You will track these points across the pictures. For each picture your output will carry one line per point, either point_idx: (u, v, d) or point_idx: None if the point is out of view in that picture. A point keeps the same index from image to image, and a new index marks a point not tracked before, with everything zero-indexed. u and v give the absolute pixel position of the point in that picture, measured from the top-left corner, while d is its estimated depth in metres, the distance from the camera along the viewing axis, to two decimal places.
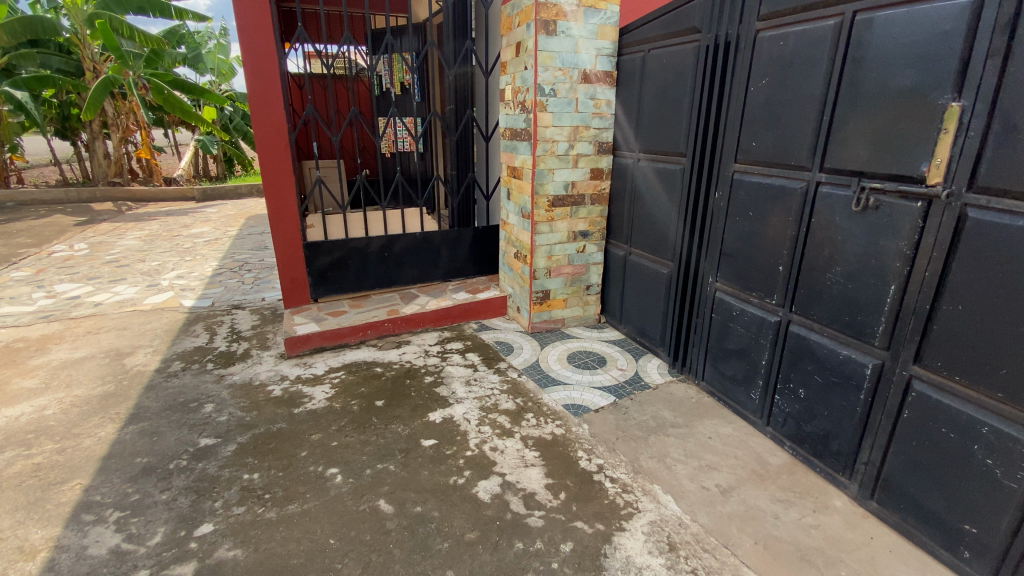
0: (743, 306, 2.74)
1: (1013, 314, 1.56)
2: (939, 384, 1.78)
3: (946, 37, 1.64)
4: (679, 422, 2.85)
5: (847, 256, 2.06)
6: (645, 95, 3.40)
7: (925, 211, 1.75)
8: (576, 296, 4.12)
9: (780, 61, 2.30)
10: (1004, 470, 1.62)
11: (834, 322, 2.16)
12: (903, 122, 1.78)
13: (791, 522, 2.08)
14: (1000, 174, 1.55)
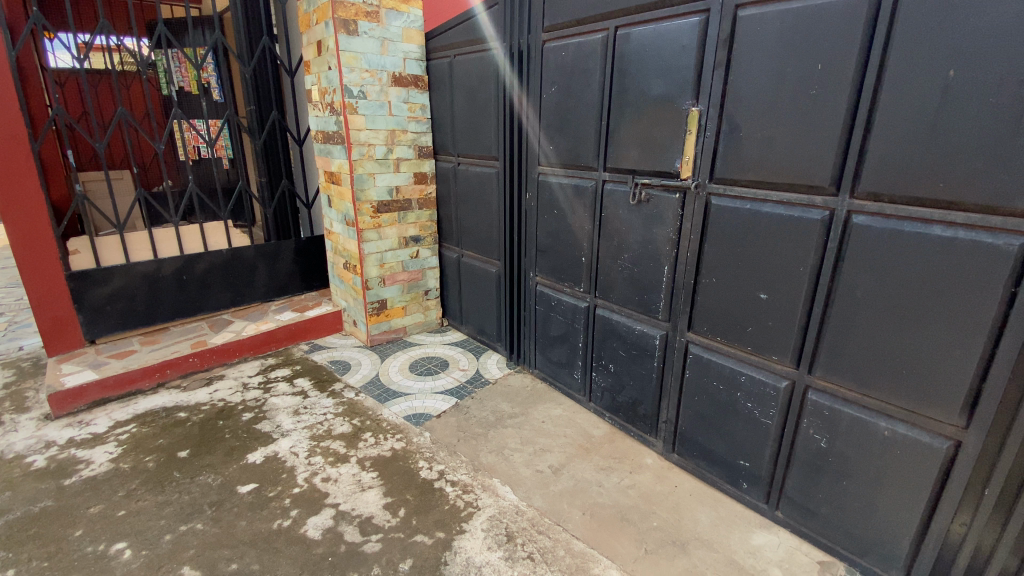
0: (559, 296, 2.95)
1: (751, 281, 1.87)
2: (708, 345, 2.11)
3: (684, 50, 1.91)
4: (515, 412, 2.97)
5: (631, 243, 2.34)
6: (456, 100, 3.45)
7: (682, 201, 2.06)
8: (415, 302, 4.03)
9: (565, 70, 2.52)
10: (759, 410, 1.96)
11: (629, 303, 2.44)
12: (661, 125, 2.05)
13: (613, 487, 2.29)
14: (730, 167, 1.84)
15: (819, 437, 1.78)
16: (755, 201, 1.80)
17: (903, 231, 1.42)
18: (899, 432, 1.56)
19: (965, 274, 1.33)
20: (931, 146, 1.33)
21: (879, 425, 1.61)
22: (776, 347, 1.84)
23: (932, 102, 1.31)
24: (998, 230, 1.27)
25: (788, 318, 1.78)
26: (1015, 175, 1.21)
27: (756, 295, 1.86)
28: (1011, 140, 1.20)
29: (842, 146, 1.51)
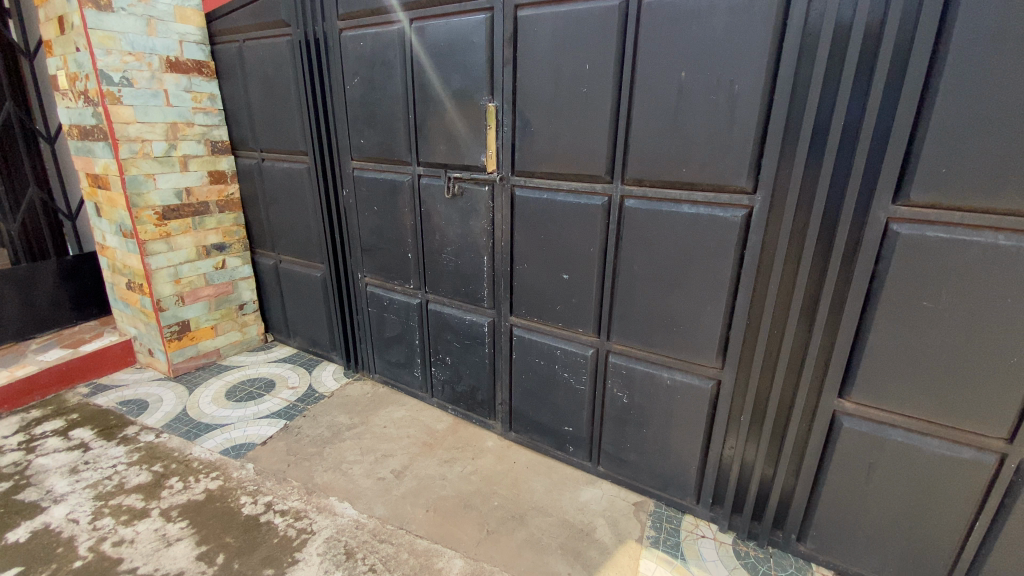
0: (389, 295, 2.87)
1: (554, 263, 2.02)
2: (528, 325, 2.24)
3: (475, 47, 1.97)
4: (354, 422, 2.81)
5: (451, 236, 2.36)
6: (251, 90, 3.10)
7: (491, 193, 2.14)
8: (228, 319, 3.56)
9: (365, 60, 2.43)
10: (575, 377, 2.15)
11: (457, 294, 2.47)
12: (463, 120, 2.10)
13: (456, 477, 2.32)
14: (527, 158, 1.96)
15: (622, 394, 2.02)
16: (551, 189, 1.94)
17: (663, 211, 1.66)
18: (677, 379, 1.85)
19: (707, 242, 1.61)
20: (675, 137, 1.56)
21: (663, 376, 1.88)
22: (581, 320, 2.03)
23: (670, 99, 1.54)
24: (726, 205, 1.55)
25: (587, 294, 1.97)
26: (731, 158, 1.48)
27: (560, 275, 2.03)
28: (726, 130, 1.47)
29: (612, 137, 1.70)
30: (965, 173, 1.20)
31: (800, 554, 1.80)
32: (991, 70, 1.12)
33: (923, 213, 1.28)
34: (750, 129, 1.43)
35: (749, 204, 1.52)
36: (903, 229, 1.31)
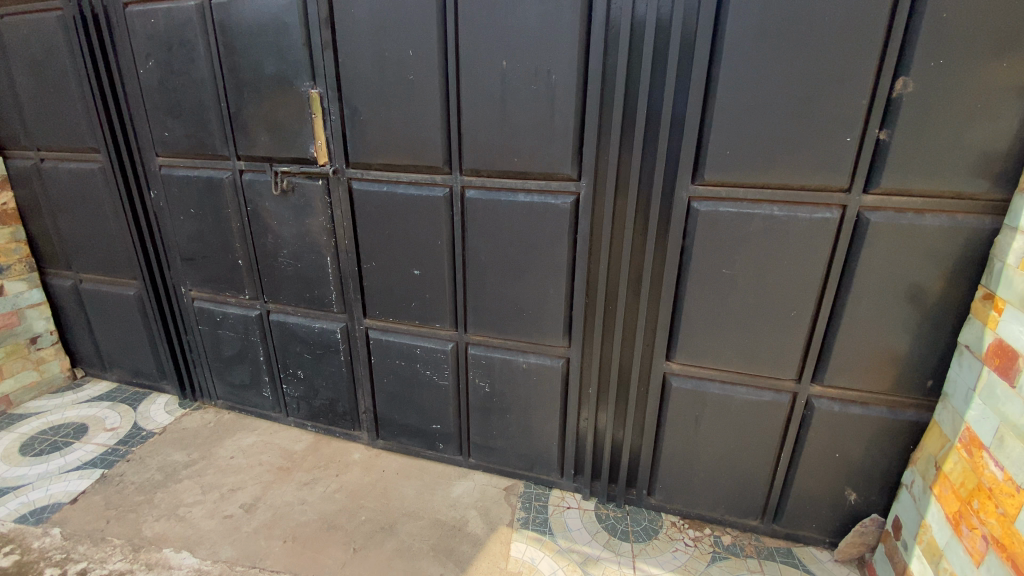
0: (222, 309, 2.54)
1: (401, 258, 1.93)
2: (382, 327, 2.11)
3: (288, 29, 1.79)
4: (192, 458, 2.45)
5: (287, 238, 2.14)
6: (12, 75, 2.51)
7: (326, 187, 1.96)
8: (16, 357, 2.86)
9: (158, 40, 2.09)
10: (437, 374, 2.07)
11: (301, 301, 2.25)
12: (285, 109, 1.90)
13: (317, 498, 2.14)
14: (359, 150, 1.83)
15: (484, 383, 2.01)
16: (389, 182, 1.84)
17: (501, 200, 1.67)
18: (532, 362, 1.89)
19: (543, 228, 1.66)
20: (504, 125, 1.57)
21: (519, 360, 1.91)
22: (435, 316, 1.97)
23: (495, 88, 1.54)
24: (556, 191, 1.61)
25: (439, 287, 1.91)
26: (556, 146, 1.54)
27: (411, 271, 1.93)
28: (548, 119, 1.52)
29: (444, 125, 1.66)
30: (744, 155, 1.37)
31: (652, 506, 1.97)
32: (757, 64, 1.29)
33: (716, 190, 1.44)
34: (570, 118, 1.49)
35: (576, 191, 1.59)
36: (703, 206, 1.46)
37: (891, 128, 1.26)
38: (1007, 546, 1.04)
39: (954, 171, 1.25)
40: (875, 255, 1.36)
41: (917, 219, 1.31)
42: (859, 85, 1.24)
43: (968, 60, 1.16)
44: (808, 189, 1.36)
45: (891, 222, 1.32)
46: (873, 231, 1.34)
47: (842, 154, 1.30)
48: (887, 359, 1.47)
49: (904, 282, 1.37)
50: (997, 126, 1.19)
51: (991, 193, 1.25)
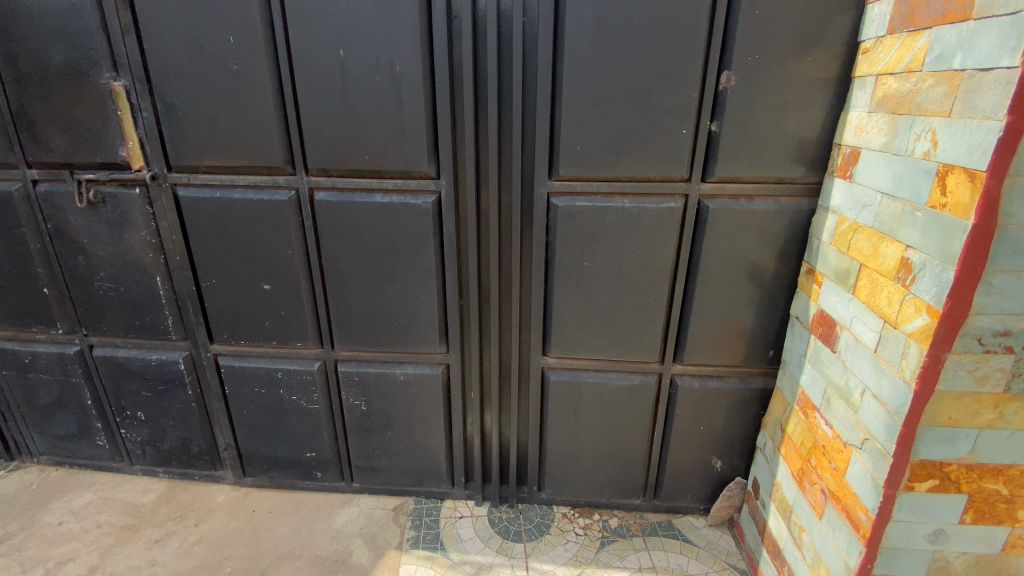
0: (32, 348, 2.06)
1: (248, 272, 1.69)
2: (233, 352, 1.86)
3: (74, 8, 1.48)
4: (7, 532, 1.98)
5: (103, 258, 1.80)
6: None
7: (147, 196, 1.67)
8: None
9: None
10: (305, 400, 1.86)
11: (131, 330, 1.92)
12: (81, 104, 1.58)
13: (171, 557, 1.85)
14: (182, 151, 1.57)
15: (359, 402, 1.83)
16: (223, 186, 1.60)
17: (355, 202, 1.53)
18: (410, 373, 1.75)
19: (405, 230, 1.54)
20: (350, 120, 1.44)
21: (395, 372, 1.76)
22: (296, 334, 1.75)
23: (335, 80, 1.40)
24: (415, 191, 1.50)
25: (296, 301, 1.70)
26: (408, 143, 1.44)
27: (261, 286, 1.70)
28: (397, 113, 1.41)
29: (282, 122, 1.48)
30: (592, 148, 1.38)
31: (543, 501, 1.96)
32: (597, 57, 1.30)
33: (571, 185, 1.44)
34: (420, 112, 1.40)
35: (436, 189, 1.50)
36: (561, 201, 1.45)
37: (720, 120, 1.34)
38: (841, 499, 1.14)
39: (775, 160, 1.36)
40: (717, 239, 1.45)
41: (749, 204, 1.41)
42: (689, 79, 1.30)
43: (779, 55, 1.27)
44: (655, 181, 1.41)
45: (727, 208, 1.41)
46: (713, 217, 1.42)
47: (681, 145, 1.36)
48: (737, 334, 1.58)
49: (744, 262, 1.48)
50: (807, 115, 1.31)
51: (806, 177, 1.38)
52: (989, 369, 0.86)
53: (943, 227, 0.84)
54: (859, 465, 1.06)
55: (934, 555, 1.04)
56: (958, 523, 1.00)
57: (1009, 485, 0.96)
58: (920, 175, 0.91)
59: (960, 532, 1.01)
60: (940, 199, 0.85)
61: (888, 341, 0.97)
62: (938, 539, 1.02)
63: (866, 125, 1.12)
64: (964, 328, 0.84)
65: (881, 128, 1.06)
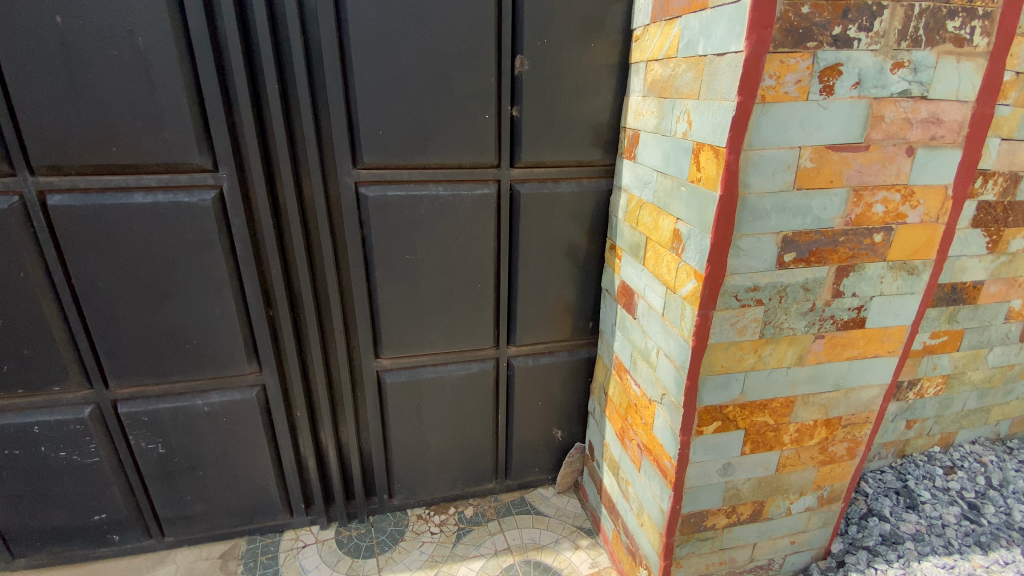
0: None
1: None
2: None
3: None
4: None
5: None
6: None
7: None
8: None
9: None
10: (78, 454, 1.51)
11: None
12: None
13: None
14: None
15: (155, 444, 1.54)
16: None
17: (108, 205, 1.24)
18: (215, 403, 1.52)
19: (184, 234, 1.31)
20: (87, 104, 1.16)
21: (197, 404, 1.51)
22: (52, 375, 1.40)
23: (55, 54, 1.12)
24: (189, 187, 1.28)
25: (42, 335, 1.35)
26: (172, 132, 1.21)
27: None
28: (152, 97, 1.18)
29: None
30: (395, 135, 1.30)
31: (395, 508, 1.87)
32: (387, 37, 1.21)
33: (380, 174, 1.34)
34: (182, 96, 1.19)
35: (217, 184, 1.29)
36: (369, 191, 1.35)
37: (520, 105, 1.36)
38: (652, 451, 1.25)
39: (574, 142, 1.43)
40: (532, 222, 1.48)
41: (555, 186, 1.47)
42: (485, 62, 1.29)
43: (565, 41, 1.31)
44: (465, 167, 1.38)
45: (537, 191, 1.45)
46: (526, 201, 1.45)
47: (485, 131, 1.35)
48: (561, 310, 1.65)
49: (559, 242, 1.54)
50: (597, 100, 1.39)
51: (603, 159, 1.47)
52: (745, 320, 0.99)
53: (701, 199, 0.93)
54: (661, 419, 1.18)
55: (726, 485, 1.19)
56: (740, 455, 1.16)
57: (773, 416, 1.13)
58: (682, 154, 0.99)
59: (743, 462, 1.17)
60: (697, 174, 0.94)
61: (672, 305, 1.07)
62: (727, 471, 1.17)
63: (642, 108, 1.21)
64: (723, 288, 0.95)
65: (653, 110, 1.14)
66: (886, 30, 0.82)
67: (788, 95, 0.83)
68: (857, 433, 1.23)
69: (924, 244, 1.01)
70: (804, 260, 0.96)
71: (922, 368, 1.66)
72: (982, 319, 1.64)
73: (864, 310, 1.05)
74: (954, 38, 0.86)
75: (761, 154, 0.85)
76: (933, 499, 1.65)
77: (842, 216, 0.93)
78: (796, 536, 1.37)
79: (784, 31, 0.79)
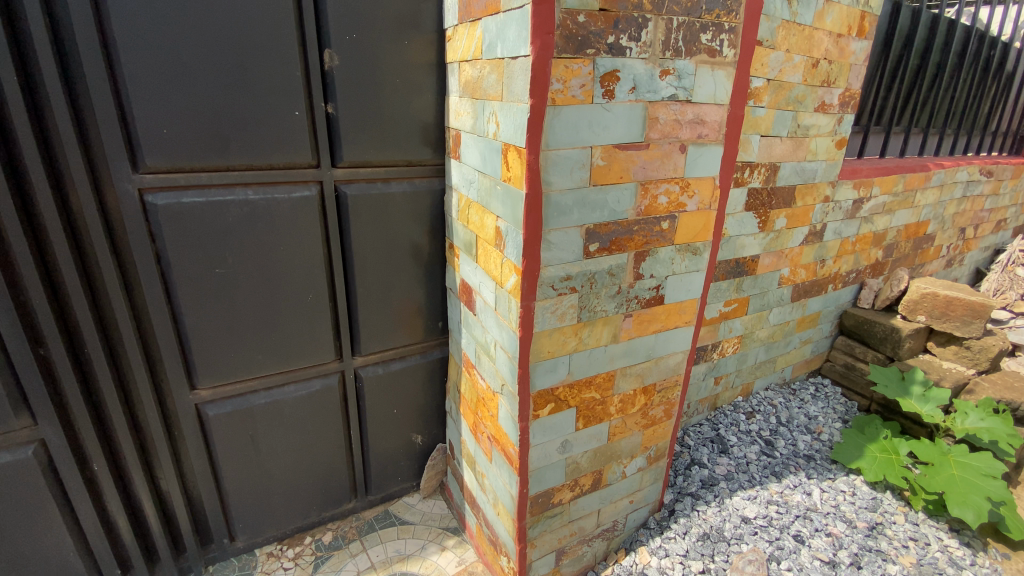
0: None
1: None
2: None
3: None
4: None
5: None
6: None
7: None
8: None
9: None
10: None
11: None
12: None
13: None
14: None
15: None
16: None
17: None
18: None
19: None
20: None
21: None
22: None
23: None
24: None
25: None
26: None
27: None
28: None
29: None
30: (187, 135, 1.16)
31: (241, 550, 1.68)
32: (164, 24, 1.07)
33: (171, 179, 1.18)
34: None
35: None
36: (158, 200, 1.18)
37: (335, 102, 1.29)
38: (498, 441, 1.29)
39: (400, 142, 1.40)
40: (362, 225, 1.43)
41: (384, 187, 1.43)
42: (290, 57, 1.20)
43: (377, 38, 1.28)
44: (277, 169, 1.28)
45: (364, 193, 1.39)
46: (353, 203, 1.39)
47: (299, 130, 1.26)
48: (405, 314, 1.62)
49: (395, 244, 1.50)
50: (417, 99, 1.38)
51: (432, 158, 1.47)
52: (563, 307, 1.06)
53: (511, 197, 0.97)
54: (503, 409, 1.21)
55: (566, 462, 1.27)
56: (575, 431, 1.25)
57: (599, 391, 1.23)
58: (494, 154, 1.03)
59: (578, 438, 1.26)
60: (507, 173, 0.98)
61: (500, 299, 1.11)
62: (565, 448, 1.25)
63: (460, 108, 1.23)
64: (540, 280, 1.00)
65: (468, 111, 1.16)
66: (652, 41, 0.93)
67: (575, 99, 0.89)
68: (670, 396, 1.39)
69: (701, 228, 1.17)
70: (606, 248, 1.05)
71: (722, 331, 1.94)
72: (762, 286, 1.97)
73: (662, 289, 1.19)
74: (707, 49, 1.00)
75: (558, 154, 0.91)
76: (740, 442, 1.95)
77: (634, 208, 1.04)
78: (633, 495, 1.52)
79: (565, 37, 0.85)
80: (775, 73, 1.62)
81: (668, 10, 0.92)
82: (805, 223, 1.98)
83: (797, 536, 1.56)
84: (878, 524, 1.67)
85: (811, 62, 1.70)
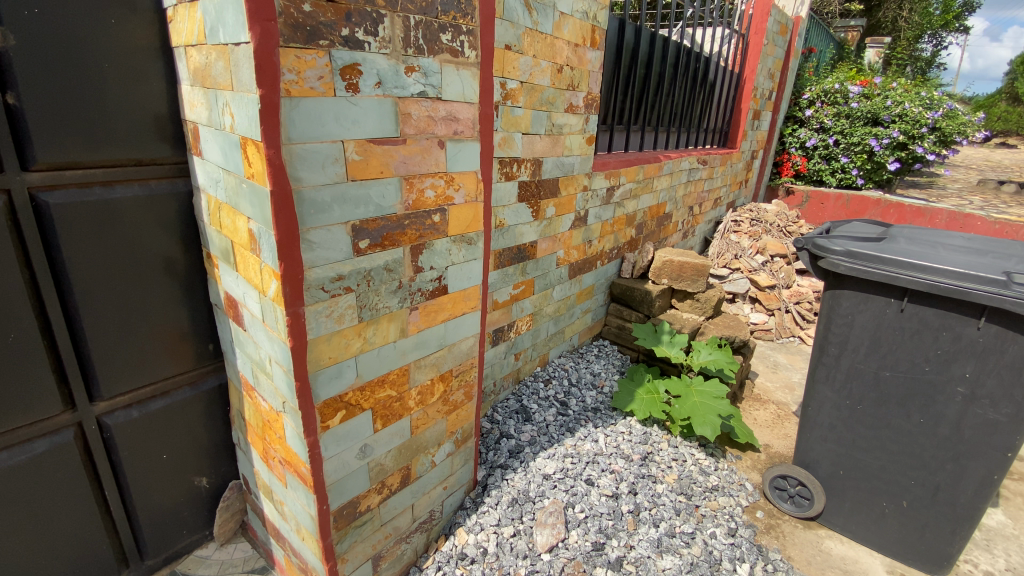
0: None
1: None
2: None
3: None
4: None
5: None
6: None
7: None
8: None
9: None
10: None
11: None
12: None
13: None
14: None
15: None
16: None
17: None
18: None
19: None
20: None
21: None
22: None
23: None
24: None
25: None
26: None
27: None
28: None
29: None
30: None
31: None
32: None
33: None
34: None
35: None
36: None
37: (13, 90, 1.01)
38: (290, 462, 1.19)
39: (124, 140, 1.18)
40: (82, 239, 1.17)
41: (107, 192, 1.19)
42: None
43: (71, 14, 1.05)
44: None
45: (77, 201, 1.14)
46: (61, 213, 1.12)
47: None
48: (164, 339, 1.38)
49: (136, 259, 1.27)
50: (141, 90, 1.18)
51: (171, 157, 1.27)
52: (339, 309, 1.02)
53: (259, 197, 0.89)
54: (289, 427, 1.13)
55: (369, 466, 1.24)
56: (374, 433, 1.22)
57: (394, 388, 1.23)
58: (233, 149, 0.93)
59: (378, 439, 1.24)
60: (249, 170, 0.90)
61: (266, 309, 1.02)
62: (365, 452, 1.22)
63: (193, 99, 1.08)
64: (306, 283, 0.95)
65: (201, 102, 1.03)
66: (391, 37, 0.95)
67: (313, 91, 0.86)
68: (468, 379, 1.46)
69: (472, 219, 1.25)
70: (378, 244, 1.05)
71: (514, 312, 2.11)
72: (543, 268, 2.19)
73: (443, 279, 1.24)
74: (450, 50, 1.06)
75: (303, 148, 0.87)
76: (540, 409, 2.15)
77: (401, 202, 1.06)
78: (445, 482, 1.56)
79: (290, 26, 0.81)
80: (527, 76, 1.80)
81: (403, 8, 0.95)
82: (570, 210, 2.26)
83: (588, 481, 1.79)
84: (648, 454, 2.01)
85: (556, 67, 1.93)
